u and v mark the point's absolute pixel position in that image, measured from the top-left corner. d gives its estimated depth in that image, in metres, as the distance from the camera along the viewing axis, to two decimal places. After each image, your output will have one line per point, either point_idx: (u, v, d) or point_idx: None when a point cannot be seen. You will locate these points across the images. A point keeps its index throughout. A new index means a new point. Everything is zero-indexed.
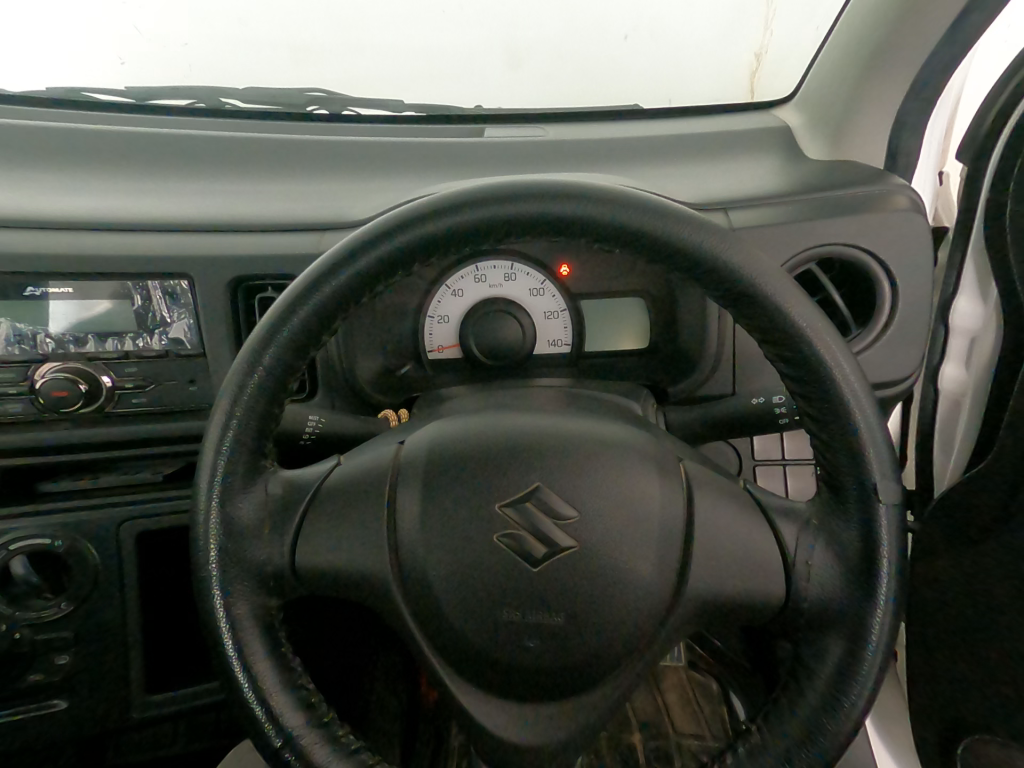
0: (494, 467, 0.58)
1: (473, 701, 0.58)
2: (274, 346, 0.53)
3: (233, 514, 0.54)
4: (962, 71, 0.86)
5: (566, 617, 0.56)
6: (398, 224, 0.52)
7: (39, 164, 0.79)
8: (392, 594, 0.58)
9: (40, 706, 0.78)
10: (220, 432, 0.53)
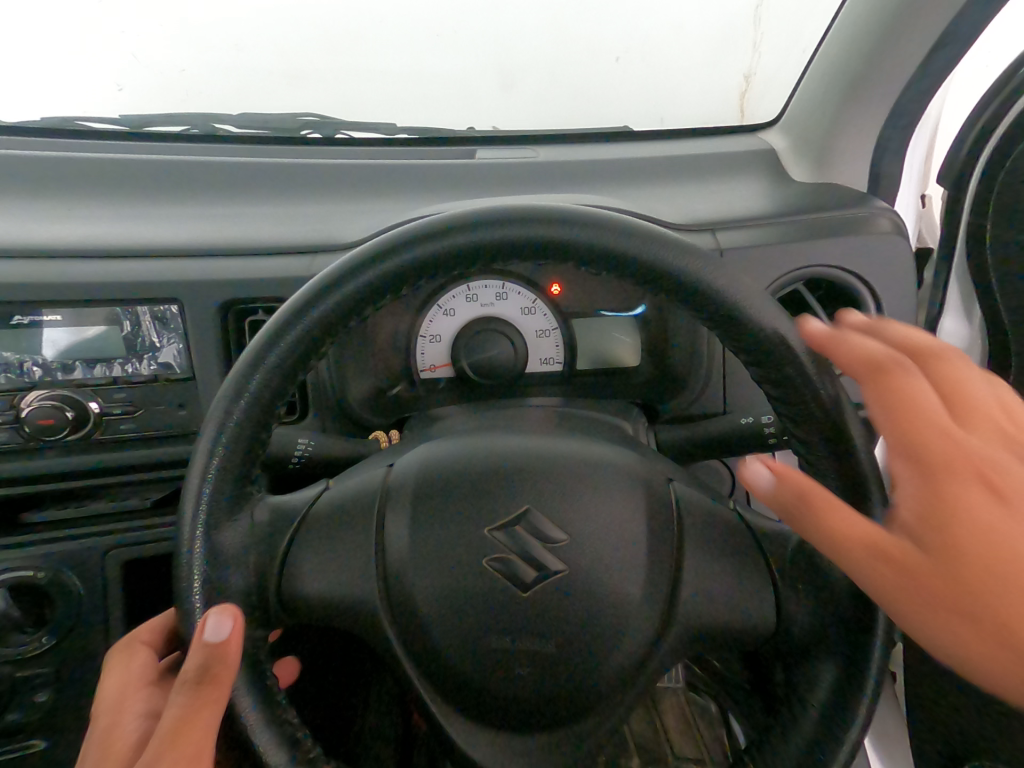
0: (484, 490, 0.58)
1: (465, 734, 0.56)
2: (261, 371, 0.53)
3: (218, 543, 0.52)
4: (940, 95, 0.87)
5: (557, 644, 0.55)
6: (387, 249, 0.52)
7: (33, 193, 0.79)
8: (380, 622, 0.58)
9: (20, 745, 0.76)
10: (205, 460, 0.53)
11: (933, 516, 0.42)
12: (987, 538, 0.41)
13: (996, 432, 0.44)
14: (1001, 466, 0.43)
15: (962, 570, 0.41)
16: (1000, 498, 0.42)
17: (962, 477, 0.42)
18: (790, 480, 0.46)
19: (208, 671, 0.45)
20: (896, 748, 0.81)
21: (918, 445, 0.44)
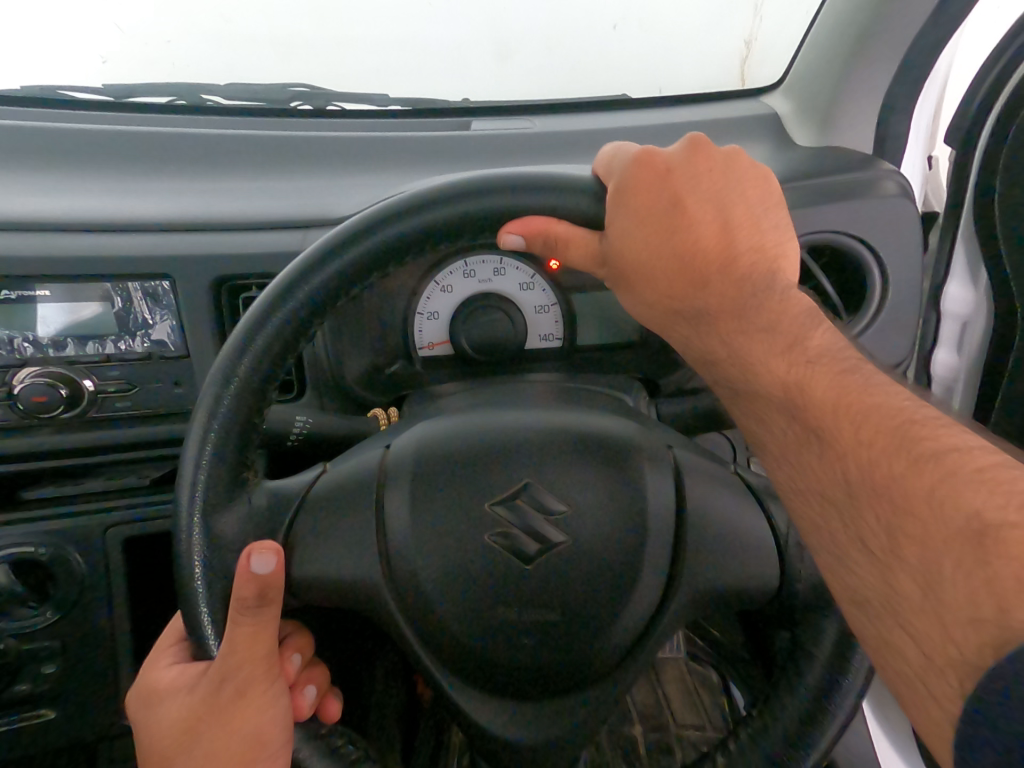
0: (482, 465, 0.57)
1: (472, 700, 0.57)
2: (250, 352, 0.52)
3: (216, 531, 0.52)
4: (949, 49, 0.85)
5: (562, 614, 0.56)
6: (381, 219, 0.50)
7: (16, 165, 0.77)
8: (385, 598, 0.58)
9: (29, 715, 0.77)
10: (200, 440, 0.52)
11: (644, 226, 0.47)
12: (671, 241, 0.47)
13: (713, 161, 0.49)
14: (707, 187, 0.48)
15: (646, 259, 0.48)
16: (690, 214, 0.48)
17: (664, 192, 0.47)
18: (534, 231, 0.49)
19: (266, 599, 0.46)
20: (892, 710, 0.83)
21: (637, 173, 0.47)
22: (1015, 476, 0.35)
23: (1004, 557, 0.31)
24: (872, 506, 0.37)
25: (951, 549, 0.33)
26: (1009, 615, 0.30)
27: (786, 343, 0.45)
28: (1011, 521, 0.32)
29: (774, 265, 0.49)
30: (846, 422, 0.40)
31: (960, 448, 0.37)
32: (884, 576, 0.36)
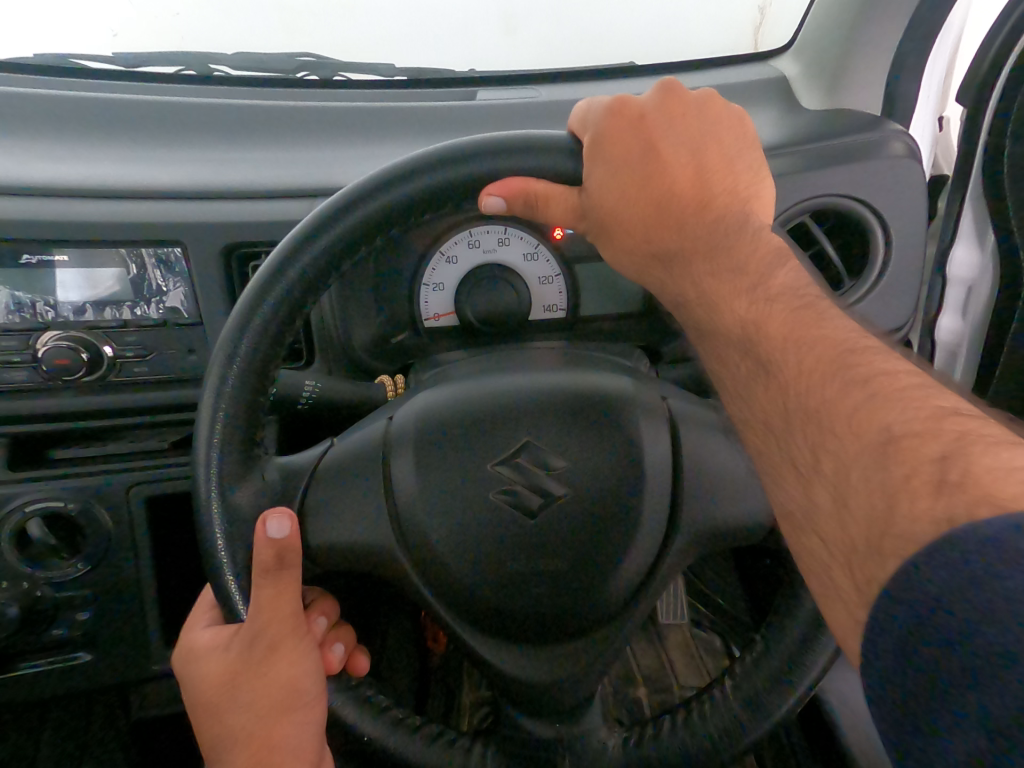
0: (484, 427, 0.59)
1: (488, 648, 0.59)
2: (254, 319, 0.52)
3: (234, 507, 0.53)
4: (963, 4, 0.83)
5: (570, 563, 0.58)
6: (377, 186, 0.51)
7: (33, 135, 0.79)
8: (396, 557, 0.60)
9: (64, 659, 0.81)
10: (210, 412, 0.52)
11: (622, 174, 0.49)
12: (648, 187, 0.49)
13: (685, 105, 0.51)
14: (678, 132, 0.50)
15: (626, 207, 0.50)
16: (664, 159, 0.50)
17: (640, 139, 0.49)
18: (515, 192, 0.50)
19: (286, 561, 0.46)
20: None
21: (611, 122, 0.48)
22: (932, 394, 0.36)
23: (901, 462, 0.33)
24: (803, 430, 0.39)
25: (861, 460, 0.35)
26: (898, 514, 0.32)
27: (750, 283, 0.47)
28: (913, 431, 0.34)
29: (744, 204, 0.52)
30: (792, 351, 0.42)
31: (887, 371, 0.38)
32: (807, 489, 0.39)
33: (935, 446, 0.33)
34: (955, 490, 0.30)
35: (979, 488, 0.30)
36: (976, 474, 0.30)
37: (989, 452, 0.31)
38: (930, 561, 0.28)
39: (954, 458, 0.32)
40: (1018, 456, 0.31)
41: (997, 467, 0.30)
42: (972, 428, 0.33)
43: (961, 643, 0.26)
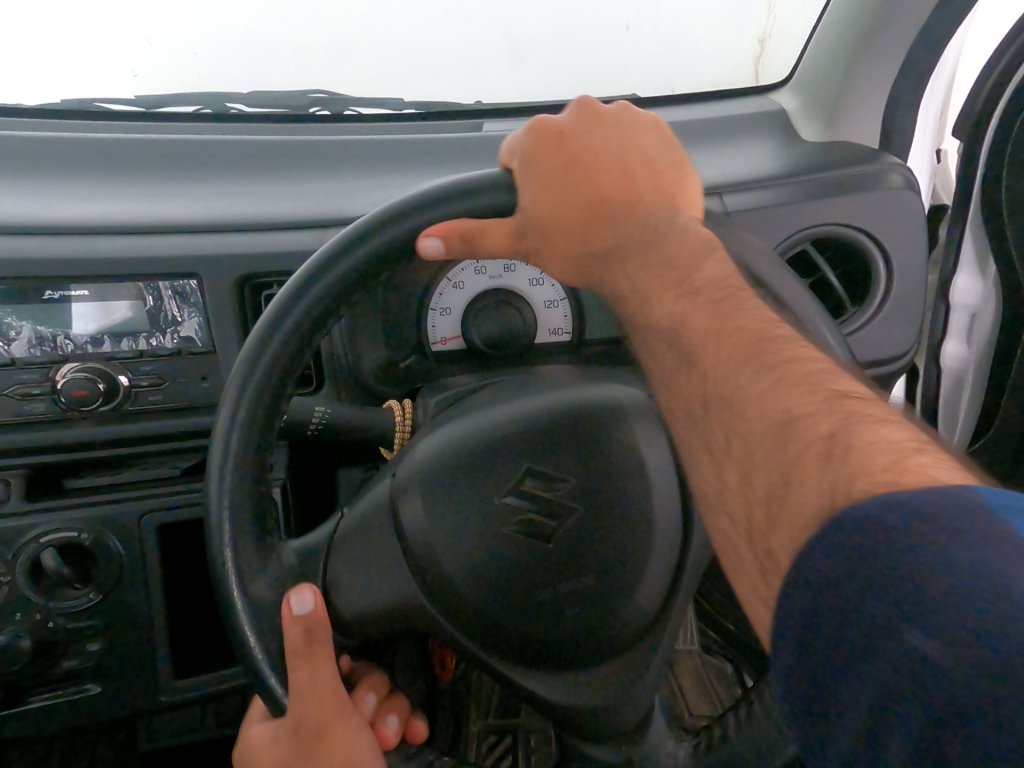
0: (487, 467, 0.60)
1: (537, 681, 0.62)
2: (251, 375, 0.51)
3: (253, 595, 0.52)
4: (955, 42, 0.86)
5: (593, 575, 0.60)
6: (348, 244, 0.51)
7: (59, 177, 0.82)
8: (423, 606, 0.61)
9: (74, 691, 0.81)
10: (217, 484, 0.51)
11: (548, 193, 0.49)
12: (577, 193, 0.49)
13: (601, 115, 0.52)
14: (599, 142, 0.51)
15: (561, 217, 0.50)
16: (589, 168, 0.50)
17: (564, 151, 0.50)
18: (449, 232, 0.50)
19: (314, 634, 0.50)
20: None
21: (534, 142, 0.50)
22: (828, 377, 0.40)
23: (797, 439, 0.37)
24: (718, 414, 0.41)
25: (766, 440, 0.38)
26: (794, 488, 0.35)
27: (676, 279, 0.48)
28: (810, 412, 0.38)
29: (671, 202, 0.53)
30: (711, 343, 0.44)
31: (792, 356, 0.42)
32: (718, 471, 0.41)
33: (826, 424, 0.36)
34: (839, 465, 0.34)
35: (857, 461, 0.34)
36: (856, 449, 0.34)
37: (867, 429, 0.35)
38: (816, 554, 0.30)
39: (841, 435, 0.36)
40: (890, 430, 0.36)
41: (872, 441, 0.34)
42: (858, 407, 0.38)
43: (844, 626, 0.28)
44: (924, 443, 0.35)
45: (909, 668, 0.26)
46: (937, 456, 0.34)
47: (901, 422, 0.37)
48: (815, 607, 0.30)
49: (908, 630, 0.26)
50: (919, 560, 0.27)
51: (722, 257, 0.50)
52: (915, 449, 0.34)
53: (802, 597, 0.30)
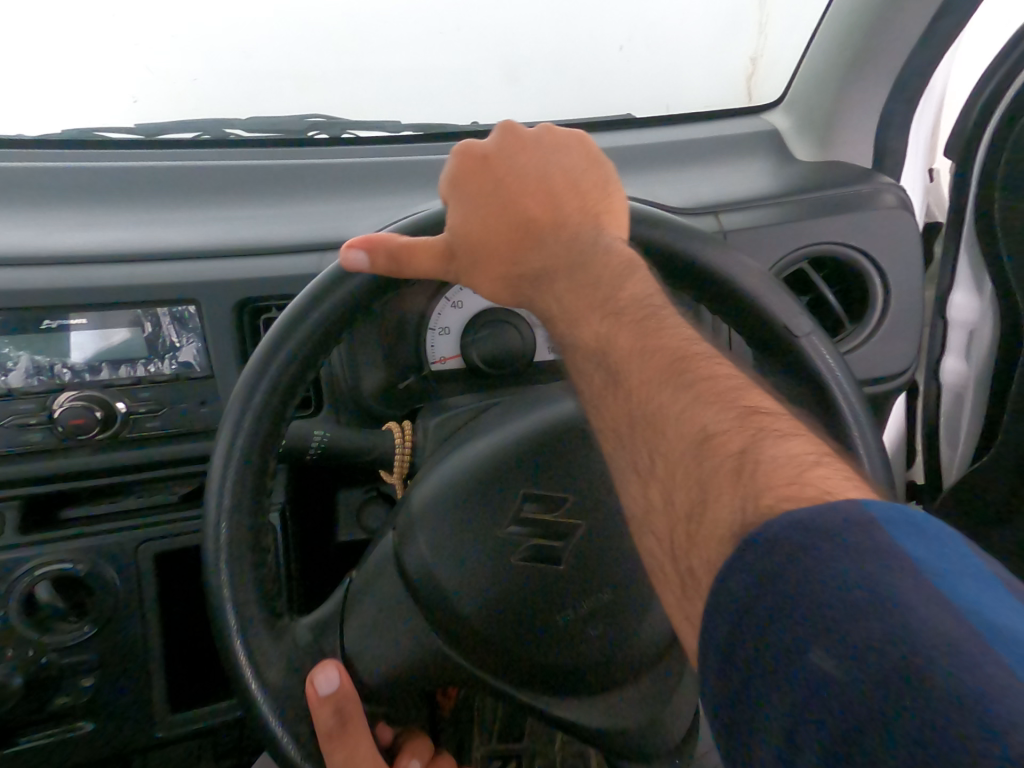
0: (486, 500, 0.65)
1: (568, 707, 0.67)
2: (249, 420, 0.54)
3: (259, 648, 0.53)
4: (946, 64, 0.87)
5: (591, 589, 0.65)
6: (326, 287, 0.55)
7: (60, 207, 0.82)
8: (440, 645, 0.65)
9: (68, 728, 0.80)
10: (213, 532, 0.53)
11: (476, 214, 0.53)
12: (503, 215, 0.53)
13: (525, 140, 0.55)
14: (523, 166, 0.55)
15: (490, 235, 0.53)
16: (514, 190, 0.54)
17: (490, 178, 0.54)
18: (375, 246, 0.51)
19: (344, 711, 0.52)
20: None
21: (461, 168, 0.54)
22: (742, 393, 0.43)
23: (714, 456, 0.39)
24: (643, 433, 0.43)
25: (685, 456, 0.40)
26: (711, 504, 0.37)
27: (601, 299, 0.50)
28: (723, 429, 0.40)
29: (595, 220, 0.55)
30: (636, 360, 0.46)
31: (709, 374, 0.44)
32: (644, 485, 0.43)
33: (737, 441, 0.39)
34: (748, 480, 0.36)
35: (762, 478, 0.36)
36: (761, 464, 0.37)
37: (772, 444, 0.38)
38: (734, 575, 0.33)
39: (750, 451, 0.38)
40: (796, 445, 0.38)
41: (777, 457, 0.37)
42: (765, 423, 0.40)
43: (755, 647, 0.31)
44: (822, 455, 0.38)
45: (817, 688, 0.28)
46: (834, 468, 0.37)
47: (805, 435, 0.40)
48: (734, 626, 0.32)
49: (810, 649, 0.29)
50: (828, 583, 0.30)
51: (648, 276, 0.52)
52: (813, 463, 0.37)
53: (725, 614, 0.33)
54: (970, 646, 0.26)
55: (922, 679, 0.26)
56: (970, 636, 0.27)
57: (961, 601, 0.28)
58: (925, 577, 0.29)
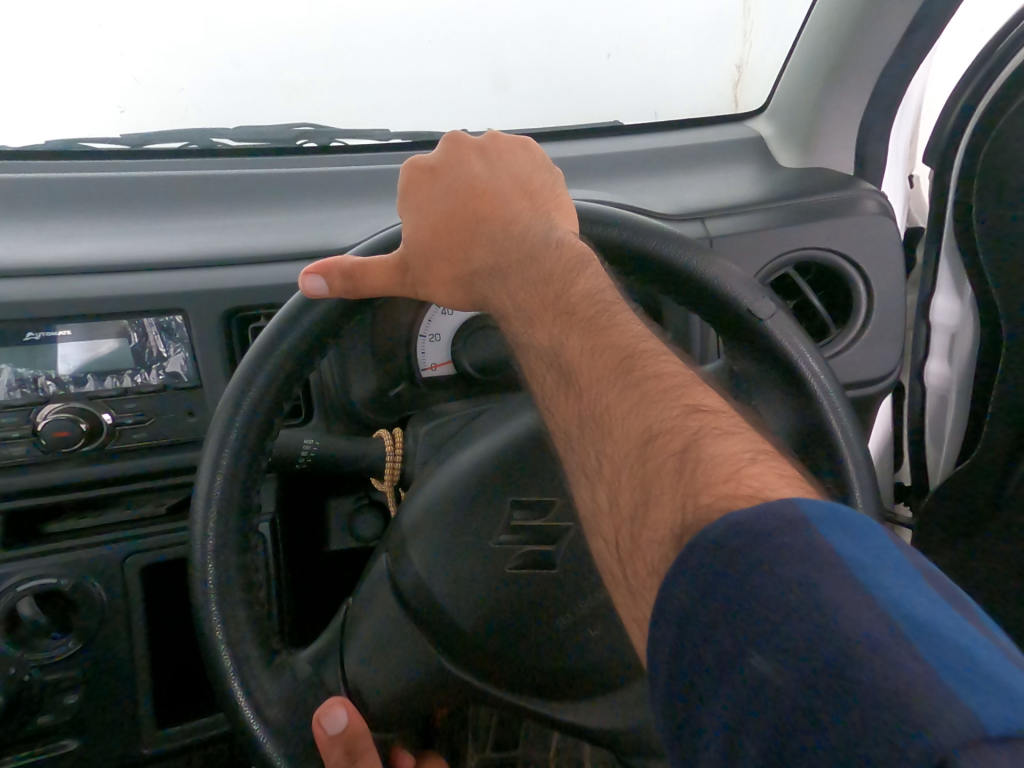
0: (473, 511, 0.65)
1: (570, 712, 0.67)
2: (231, 439, 0.53)
3: (247, 665, 0.52)
4: (923, 70, 0.89)
5: (568, 590, 0.66)
6: (302, 306, 0.55)
7: (45, 219, 0.81)
8: (439, 660, 0.65)
9: (51, 747, 0.78)
10: (200, 552, 0.52)
11: (424, 220, 0.54)
12: (455, 216, 0.55)
13: (469, 144, 0.57)
14: (470, 171, 0.56)
15: (440, 240, 0.55)
16: (464, 193, 0.56)
17: (439, 185, 0.55)
18: (329, 269, 0.52)
19: (356, 749, 0.52)
20: None
21: (409, 179, 0.56)
22: (685, 390, 0.43)
23: (658, 456, 0.40)
24: (592, 433, 0.44)
25: (630, 459, 0.41)
26: (653, 506, 0.38)
27: (552, 298, 0.50)
28: (666, 429, 0.41)
29: (545, 216, 0.57)
30: (586, 360, 0.46)
31: (655, 371, 0.44)
32: (591, 488, 0.43)
33: (679, 440, 0.40)
34: (687, 481, 0.37)
35: (701, 478, 0.37)
36: (701, 463, 0.38)
37: (711, 443, 0.39)
38: (676, 580, 0.33)
39: (691, 451, 0.39)
40: (734, 443, 0.39)
41: (715, 456, 0.38)
42: (706, 421, 0.41)
43: (699, 651, 0.31)
44: (759, 453, 0.39)
45: (754, 690, 0.28)
46: (768, 466, 0.37)
47: (746, 432, 0.41)
48: (678, 634, 0.32)
49: (750, 654, 0.29)
50: (753, 581, 0.30)
51: (598, 271, 0.53)
52: (750, 461, 0.38)
53: (669, 630, 0.33)
54: (888, 637, 0.27)
55: (847, 674, 0.26)
56: (884, 623, 0.27)
57: (879, 590, 0.29)
58: (854, 574, 0.29)
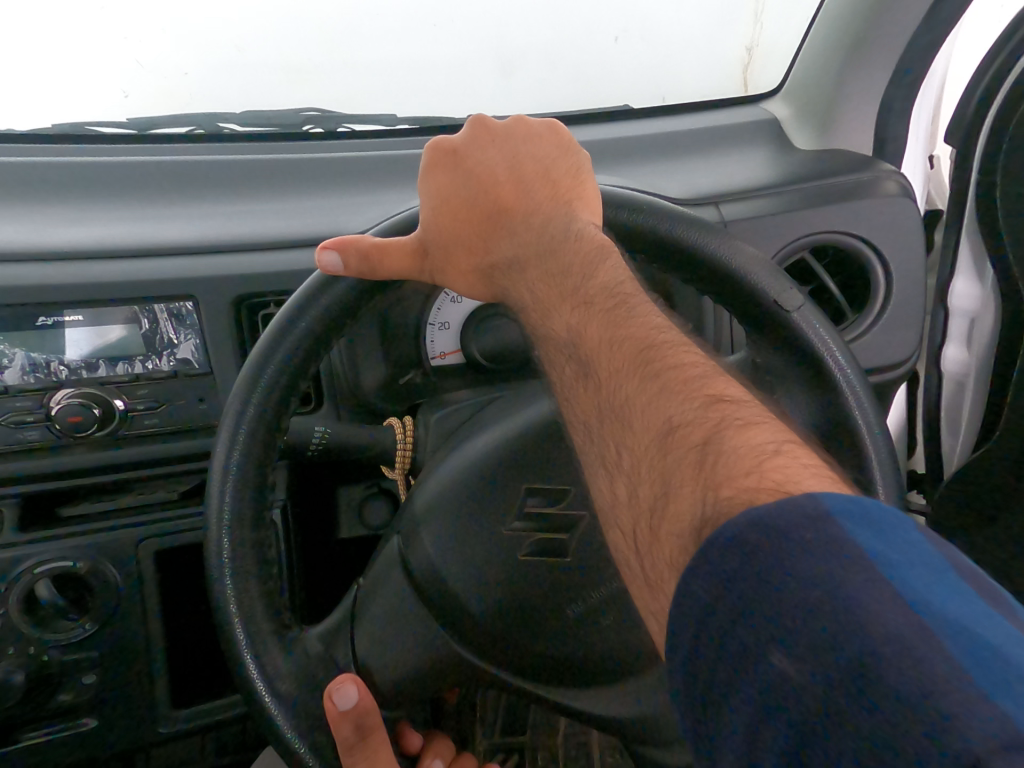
0: (486, 500, 0.65)
1: (582, 698, 0.67)
2: (245, 425, 0.53)
3: (263, 647, 0.52)
4: (946, 48, 0.87)
5: (581, 579, 0.66)
6: (314, 293, 0.54)
7: (54, 204, 0.81)
8: (452, 647, 0.65)
9: (69, 726, 0.79)
10: (215, 537, 0.52)
11: (443, 206, 0.54)
12: (476, 203, 0.55)
13: (492, 131, 0.56)
14: (492, 158, 0.55)
15: (459, 228, 0.54)
16: (485, 180, 0.55)
17: (460, 171, 0.55)
18: (347, 247, 0.51)
19: (365, 726, 0.52)
20: None
21: (430, 164, 0.55)
22: (706, 381, 0.42)
23: (680, 447, 0.39)
24: (611, 424, 0.43)
25: (651, 449, 0.40)
26: (673, 496, 0.38)
27: (571, 288, 0.50)
28: (688, 421, 0.40)
29: (566, 206, 0.56)
30: (605, 350, 0.46)
31: (675, 362, 0.44)
32: (610, 479, 0.43)
33: (700, 433, 0.39)
34: (708, 472, 0.37)
35: (722, 471, 0.36)
36: (722, 456, 0.37)
37: (733, 434, 0.38)
38: (695, 575, 0.33)
39: (712, 443, 0.38)
40: (757, 434, 0.38)
41: (738, 448, 0.37)
42: (728, 412, 0.40)
43: (719, 645, 0.31)
44: (784, 444, 0.38)
45: (780, 686, 0.28)
46: (794, 457, 0.37)
47: (771, 422, 0.40)
48: (698, 627, 0.32)
49: (771, 650, 0.29)
50: (775, 575, 0.30)
51: (617, 260, 0.52)
52: (774, 453, 0.37)
53: (687, 623, 0.32)
54: (914, 632, 0.26)
55: (876, 670, 0.26)
56: (909, 618, 0.27)
57: (905, 585, 0.28)
58: (878, 570, 0.29)
